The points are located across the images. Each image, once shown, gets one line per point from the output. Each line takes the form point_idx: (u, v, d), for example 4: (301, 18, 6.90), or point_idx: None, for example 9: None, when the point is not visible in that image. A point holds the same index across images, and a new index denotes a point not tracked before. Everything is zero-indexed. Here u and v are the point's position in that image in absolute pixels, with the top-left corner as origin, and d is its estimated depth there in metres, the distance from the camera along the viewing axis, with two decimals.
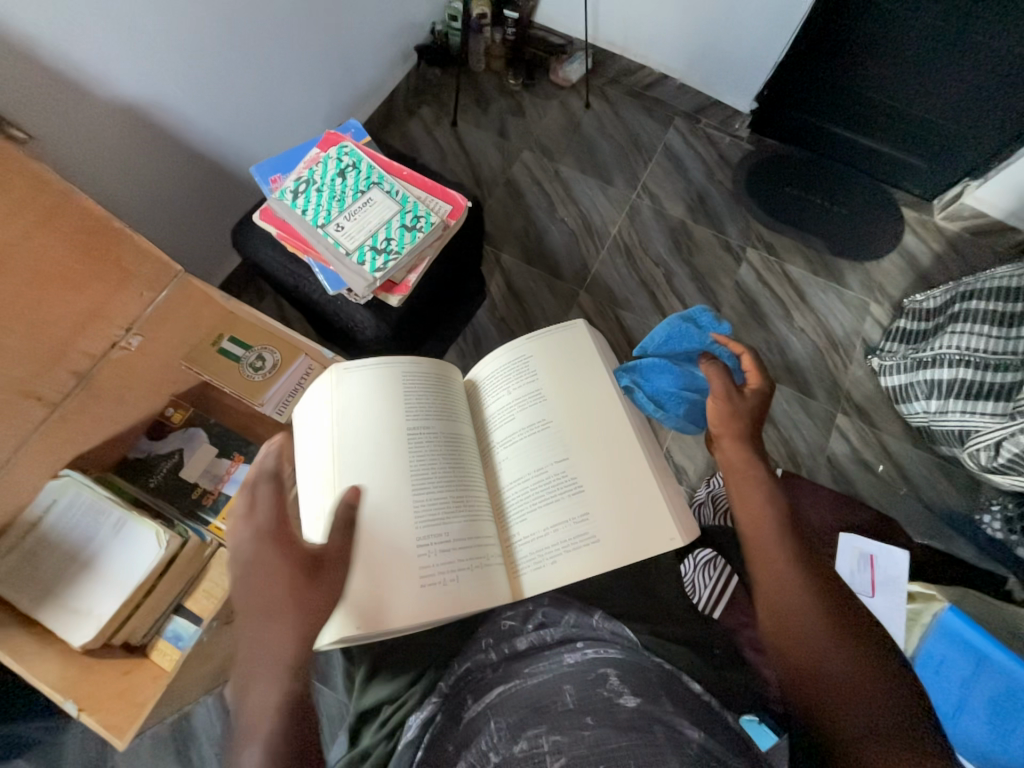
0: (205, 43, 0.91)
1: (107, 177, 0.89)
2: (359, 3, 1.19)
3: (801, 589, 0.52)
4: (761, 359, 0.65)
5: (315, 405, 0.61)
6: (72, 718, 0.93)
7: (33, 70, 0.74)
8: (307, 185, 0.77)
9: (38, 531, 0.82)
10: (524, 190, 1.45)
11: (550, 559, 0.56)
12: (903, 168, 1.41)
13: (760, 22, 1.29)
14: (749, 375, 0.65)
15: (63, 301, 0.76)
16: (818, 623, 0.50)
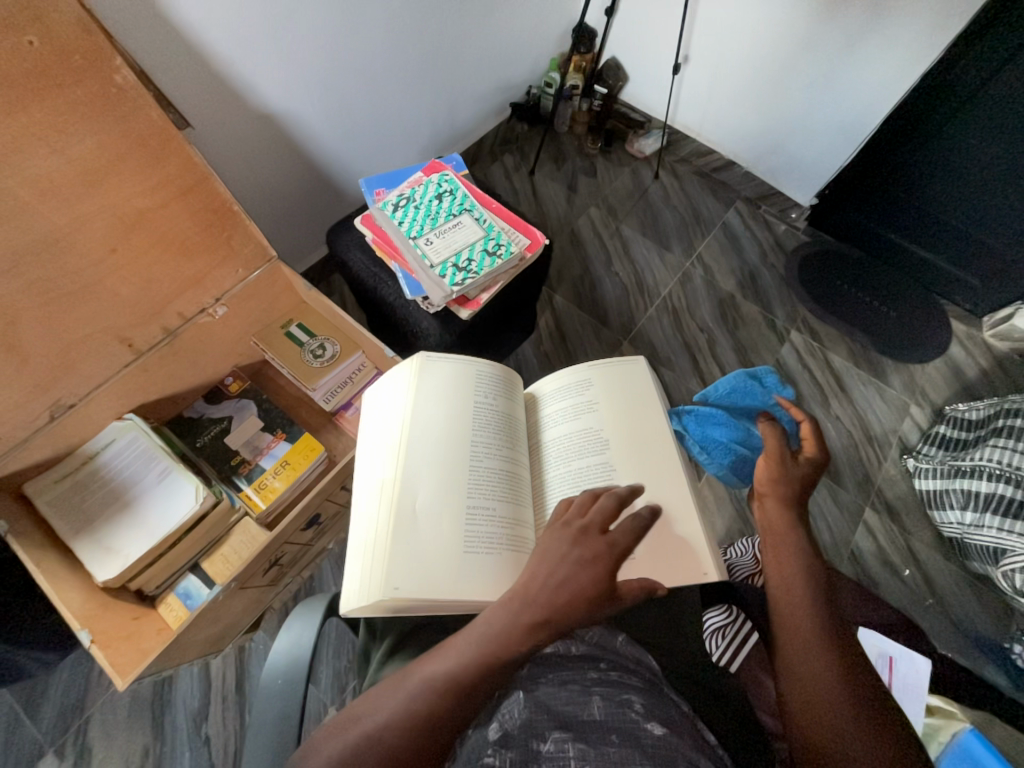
0: (342, 74, 1.06)
1: (233, 168, 1.01)
2: (472, 61, 1.35)
3: (827, 663, 0.52)
4: (820, 430, 0.66)
5: (395, 385, 0.68)
6: (64, 658, 0.94)
7: (206, 75, 0.87)
8: (407, 202, 0.86)
9: (92, 465, 0.87)
10: (586, 241, 1.55)
11: None
12: (955, 282, 1.45)
13: (829, 129, 1.39)
14: (805, 442, 0.66)
15: (175, 264, 0.86)
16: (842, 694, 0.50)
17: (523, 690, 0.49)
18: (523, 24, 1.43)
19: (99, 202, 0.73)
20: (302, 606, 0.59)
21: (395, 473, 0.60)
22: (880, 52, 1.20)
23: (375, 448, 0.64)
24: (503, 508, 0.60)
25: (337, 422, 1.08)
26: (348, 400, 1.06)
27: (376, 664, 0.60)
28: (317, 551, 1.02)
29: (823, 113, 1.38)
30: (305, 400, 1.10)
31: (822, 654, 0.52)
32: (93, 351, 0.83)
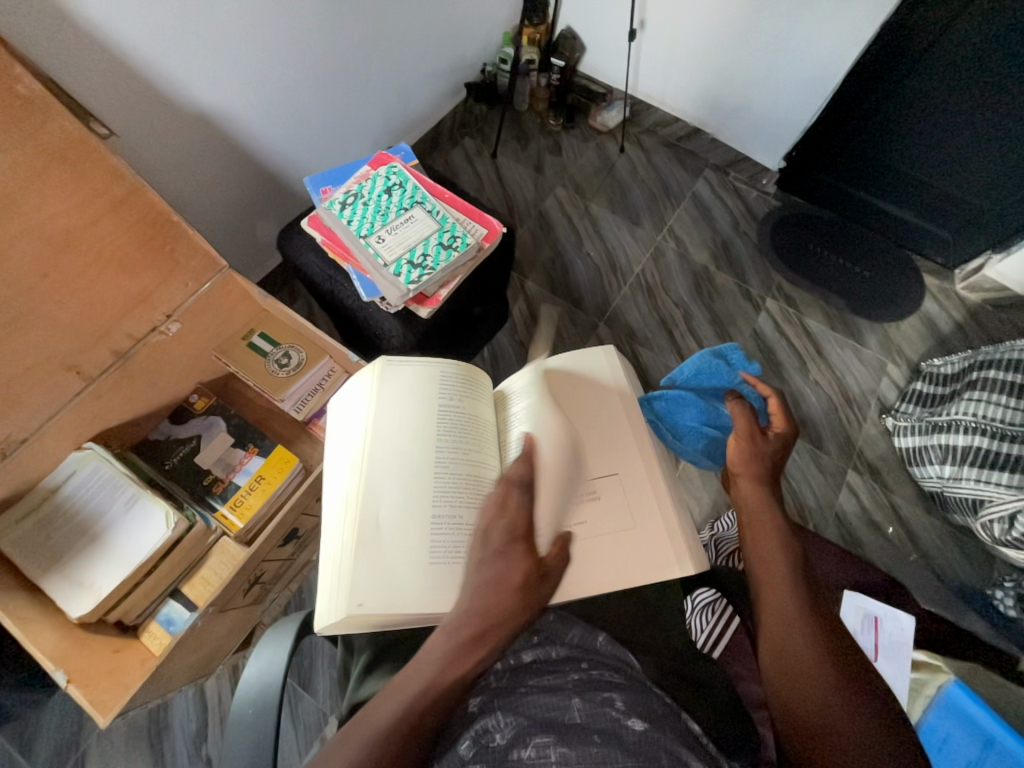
0: (278, 66, 1.00)
1: (171, 175, 0.95)
2: (419, 41, 1.28)
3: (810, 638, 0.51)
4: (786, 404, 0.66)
5: (354, 394, 0.65)
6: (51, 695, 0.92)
7: (127, 78, 0.81)
8: (355, 199, 0.82)
9: (54, 499, 0.84)
10: (554, 223, 1.51)
11: None
12: (927, 237, 1.44)
13: (792, 88, 1.36)
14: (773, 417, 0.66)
15: (116, 283, 0.81)
16: (819, 666, 0.50)
17: (502, 703, 0.48)
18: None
19: (21, 224, 0.69)
20: (273, 630, 0.57)
21: (359, 486, 0.58)
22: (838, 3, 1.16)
23: (338, 461, 0.62)
24: (473, 513, 0.58)
25: (311, 431, 1.05)
26: (319, 408, 1.04)
27: (355, 681, 0.58)
28: (302, 563, 1.01)
29: (785, 72, 1.34)
30: (275, 411, 1.07)
31: (801, 628, 0.52)
32: (38, 383, 0.79)
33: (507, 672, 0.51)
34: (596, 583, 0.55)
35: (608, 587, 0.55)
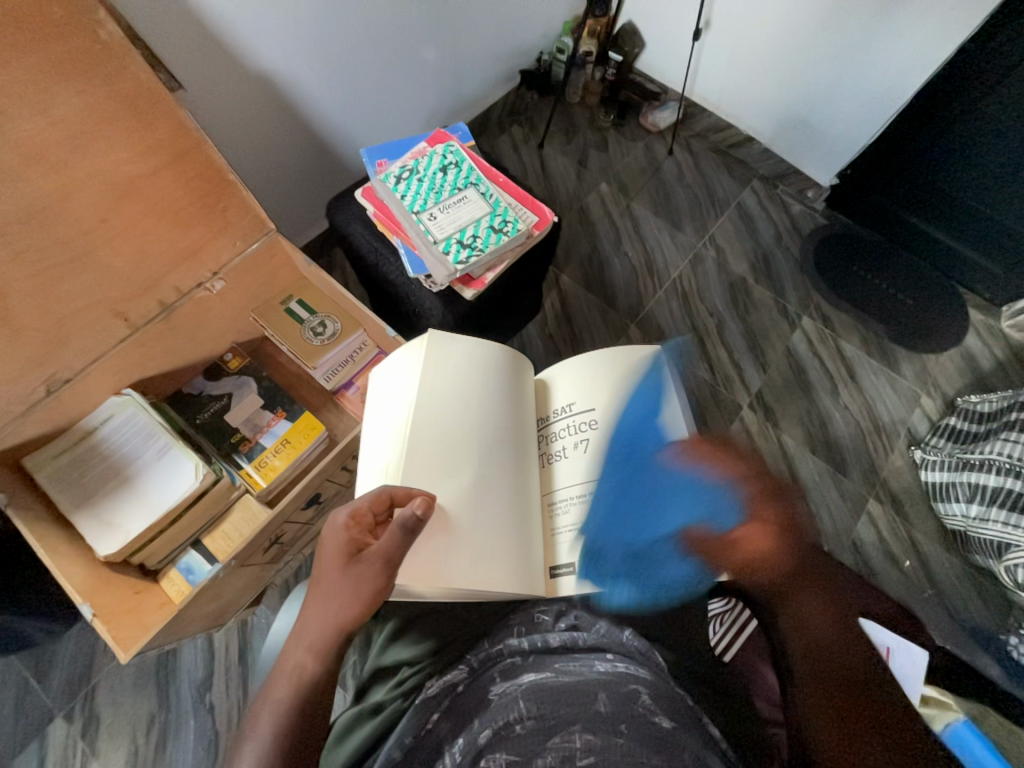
0: (342, 35, 1.00)
1: (229, 135, 0.96)
2: (480, 22, 1.27)
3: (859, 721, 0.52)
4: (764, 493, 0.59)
5: (399, 365, 0.65)
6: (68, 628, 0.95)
7: (199, 34, 0.82)
8: (410, 174, 0.82)
9: (90, 440, 0.86)
10: (595, 220, 1.50)
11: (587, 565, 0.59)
12: (977, 271, 1.40)
13: (855, 104, 1.32)
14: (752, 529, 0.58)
15: (169, 236, 0.83)
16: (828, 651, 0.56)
17: (526, 687, 0.50)
18: None
19: (87, 167, 0.70)
20: (300, 588, 0.62)
21: (401, 458, 0.59)
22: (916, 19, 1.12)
23: (378, 430, 0.63)
24: (509, 497, 0.60)
25: (338, 401, 1.06)
26: (349, 379, 1.05)
27: (380, 646, 0.61)
28: (319, 529, 1.02)
29: (850, 86, 1.30)
30: (305, 378, 1.09)
31: (804, 621, 0.58)
32: (87, 325, 0.81)
33: (534, 656, 0.54)
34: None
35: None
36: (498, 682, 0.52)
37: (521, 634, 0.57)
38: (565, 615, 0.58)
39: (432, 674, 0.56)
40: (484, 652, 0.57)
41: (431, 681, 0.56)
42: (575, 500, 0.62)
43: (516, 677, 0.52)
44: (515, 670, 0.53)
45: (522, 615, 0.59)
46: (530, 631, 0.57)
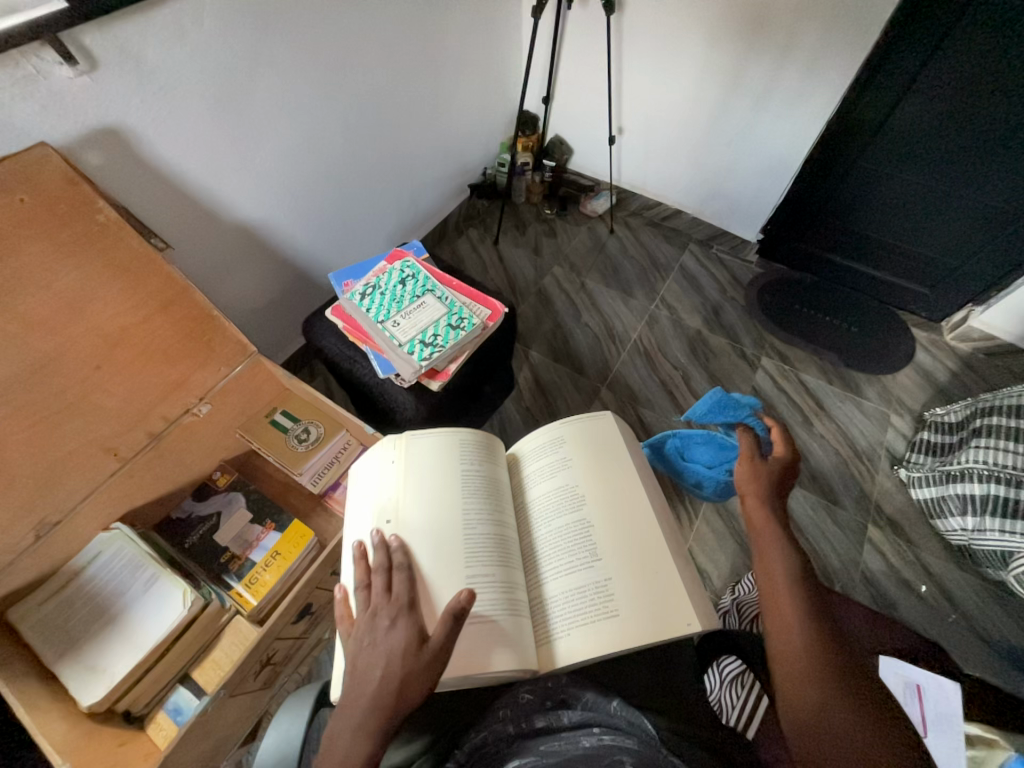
0: (310, 182, 1.17)
1: (212, 276, 1.08)
2: (427, 154, 1.49)
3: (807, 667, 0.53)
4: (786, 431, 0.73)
5: (376, 459, 0.69)
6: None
7: (186, 201, 0.96)
8: (373, 289, 0.93)
9: (77, 581, 0.86)
10: (553, 298, 1.63)
11: (571, 632, 0.58)
12: (908, 294, 1.53)
13: (759, 172, 1.53)
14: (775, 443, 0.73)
15: (158, 372, 0.90)
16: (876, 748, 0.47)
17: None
18: (470, 117, 1.59)
19: (84, 325, 0.79)
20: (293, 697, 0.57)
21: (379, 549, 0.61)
22: (788, 106, 1.35)
23: (354, 526, 0.66)
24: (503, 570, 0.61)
25: (326, 504, 1.08)
26: (335, 481, 1.07)
27: None
28: (313, 642, 0.99)
29: (751, 160, 1.51)
30: (293, 486, 1.11)
31: (805, 652, 0.53)
32: (79, 465, 0.84)
33: (519, 740, 0.53)
34: (607, 642, 0.56)
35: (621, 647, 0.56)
36: None
37: (507, 719, 0.55)
38: (552, 693, 0.58)
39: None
40: (470, 743, 0.54)
41: None
42: (551, 567, 0.64)
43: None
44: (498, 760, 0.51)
45: (507, 698, 0.58)
46: (516, 714, 0.56)
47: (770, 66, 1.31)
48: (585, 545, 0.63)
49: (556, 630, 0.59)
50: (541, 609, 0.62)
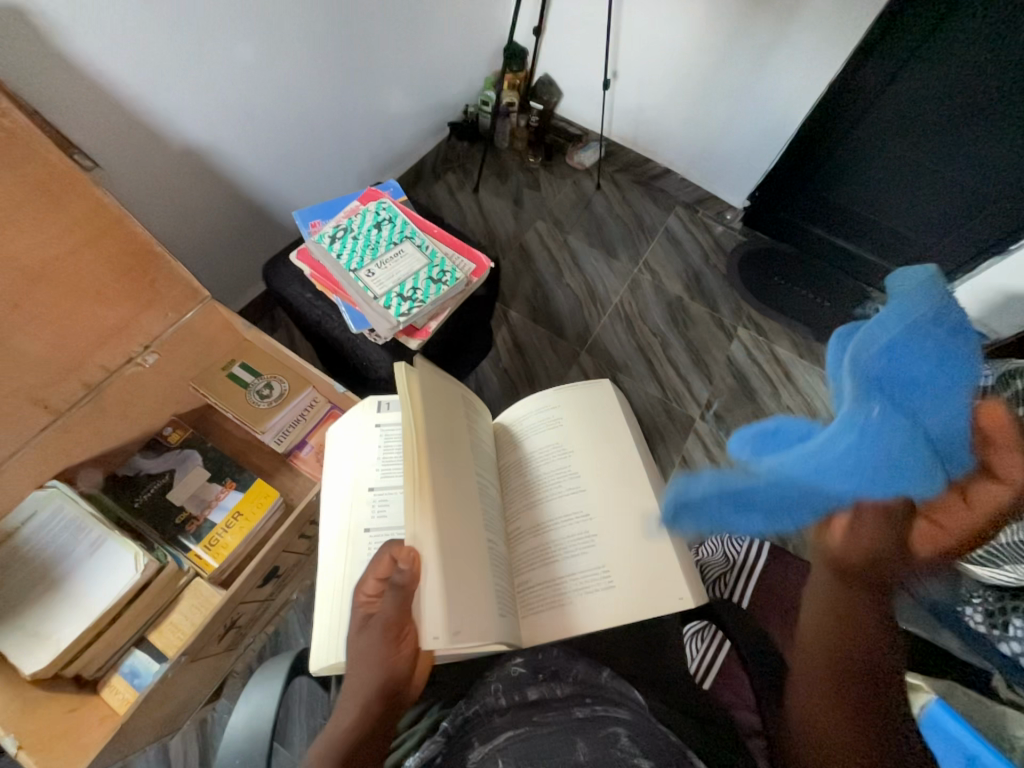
0: (267, 102, 1.02)
1: (152, 205, 0.94)
2: (401, 83, 1.34)
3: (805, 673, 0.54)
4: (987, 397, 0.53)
5: (359, 424, 0.66)
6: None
7: (115, 112, 0.81)
8: (345, 233, 0.84)
9: (11, 542, 0.78)
10: (534, 254, 1.56)
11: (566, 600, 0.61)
12: (880, 272, 1.56)
13: (753, 134, 1.47)
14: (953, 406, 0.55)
15: (91, 315, 0.79)
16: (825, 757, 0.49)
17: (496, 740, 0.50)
18: (451, 43, 1.43)
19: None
20: (265, 668, 0.55)
21: (363, 519, 0.61)
22: (790, 63, 1.28)
23: (333, 494, 0.64)
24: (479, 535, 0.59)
25: (292, 464, 1.02)
26: (301, 440, 1.01)
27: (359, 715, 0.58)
28: (281, 604, 0.96)
29: (746, 119, 1.45)
30: (255, 443, 1.04)
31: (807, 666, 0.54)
32: (1, 417, 0.74)
33: (512, 711, 0.53)
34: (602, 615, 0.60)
35: (613, 618, 0.59)
36: (476, 746, 0.50)
37: (498, 691, 0.56)
38: (543, 666, 0.59)
39: (413, 747, 0.55)
40: (460, 716, 0.55)
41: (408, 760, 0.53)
42: (553, 543, 0.64)
43: (493, 738, 0.50)
44: (492, 731, 0.51)
45: (498, 672, 0.59)
46: (507, 686, 0.57)
47: (776, 14, 1.22)
48: (579, 518, 0.65)
49: (556, 600, 0.61)
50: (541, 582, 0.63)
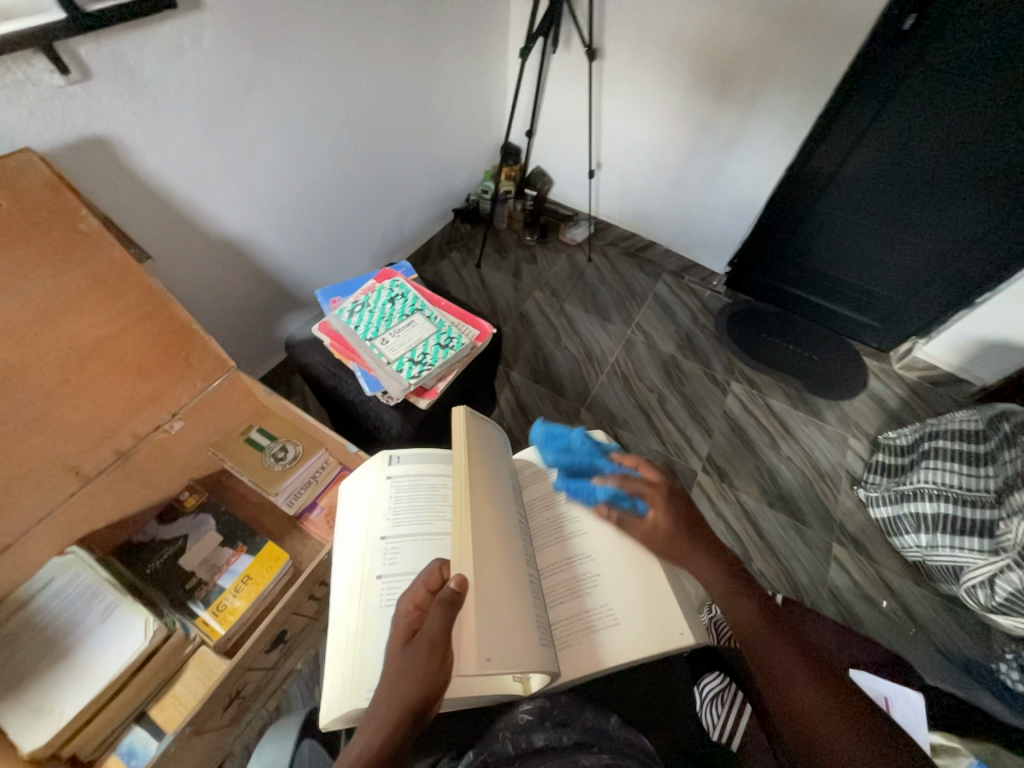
0: (297, 200, 1.18)
1: (191, 289, 1.06)
2: (412, 180, 1.53)
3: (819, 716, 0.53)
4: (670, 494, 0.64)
5: (370, 476, 0.70)
6: None
7: (170, 214, 0.95)
8: (362, 307, 0.93)
9: (26, 610, 0.79)
10: (534, 321, 1.67)
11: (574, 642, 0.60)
12: (860, 327, 1.65)
13: (725, 211, 1.64)
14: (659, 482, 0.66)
15: (130, 386, 0.86)
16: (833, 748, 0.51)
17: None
18: (455, 146, 1.64)
19: (55, 336, 0.75)
20: (275, 731, 0.55)
21: (375, 565, 0.62)
22: (750, 152, 1.47)
23: (344, 545, 0.66)
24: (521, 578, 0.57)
25: (303, 526, 1.04)
26: (312, 501, 1.04)
27: None
28: (285, 674, 0.94)
29: (719, 199, 1.62)
30: (267, 506, 1.07)
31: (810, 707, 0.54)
32: (36, 483, 0.79)
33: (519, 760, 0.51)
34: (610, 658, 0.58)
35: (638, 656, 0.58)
36: None
37: (506, 739, 0.54)
38: (551, 715, 0.57)
39: None
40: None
41: None
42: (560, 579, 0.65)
43: None
44: None
45: (506, 721, 0.57)
46: (514, 734, 0.55)
47: (734, 115, 1.42)
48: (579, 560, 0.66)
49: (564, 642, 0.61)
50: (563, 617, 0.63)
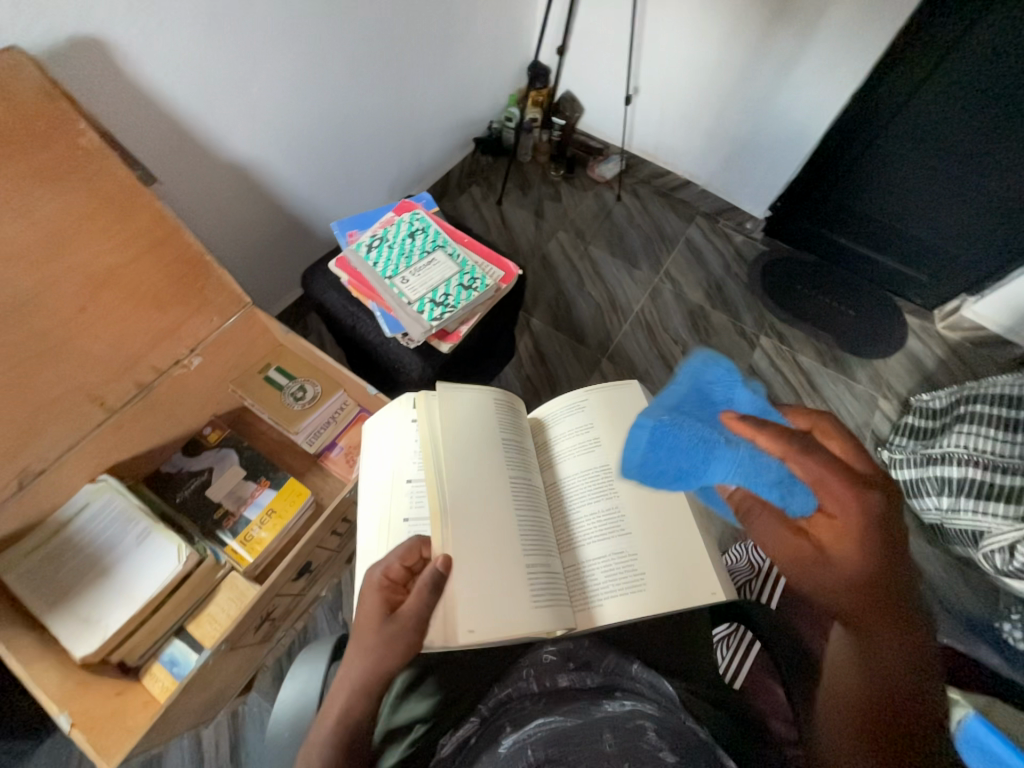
0: (308, 122, 1.09)
1: (200, 219, 1.01)
2: (431, 103, 1.40)
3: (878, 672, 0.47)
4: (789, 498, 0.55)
5: (396, 420, 0.70)
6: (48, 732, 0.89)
7: (173, 133, 0.88)
8: (381, 242, 0.88)
9: (66, 532, 0.83)
10: (556, 264, 1.59)
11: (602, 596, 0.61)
12: (906, 281, 1.54)
13: (772, 148, 1.49)
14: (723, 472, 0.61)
15: (147, 317, 0.84)
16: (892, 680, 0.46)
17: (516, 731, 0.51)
18: (478, 63, 1.48)
19: (66, 262, 0.73)
20: (311, 650, 0.60)
21: (402, 509, 0.64)
22: (811, 74, 1.30)
23: (373, 488, 0.67)
24: (506, 542, 0.59)
25: (323, 464, 1.06)
26: (332, 441, 1.05)
27: (390, 706, 0.60)
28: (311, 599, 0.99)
29: (766, 131, 1.46)
30: (289, 444, 1.08)
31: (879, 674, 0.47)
32: (62, 413, 0.79)
33: (543, 698, 0.55)
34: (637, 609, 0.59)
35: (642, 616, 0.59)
36: (509, 730, 0.52)
37: (530, 677, 0.59)
38: (573, 656, 0.61)
39: (451, 732, 0.57)
40: (494, 699, 0.58)
41: (446, 739, 0.56)
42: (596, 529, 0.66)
43: (525, 724, 0.52)
44: (525, 717, 0.53)
45: (529, 658, 0.62)
46: (539, 673, 0.59)
47: (797, 29, 1.24)
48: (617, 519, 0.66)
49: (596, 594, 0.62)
50: (578, 569, 0.64)
